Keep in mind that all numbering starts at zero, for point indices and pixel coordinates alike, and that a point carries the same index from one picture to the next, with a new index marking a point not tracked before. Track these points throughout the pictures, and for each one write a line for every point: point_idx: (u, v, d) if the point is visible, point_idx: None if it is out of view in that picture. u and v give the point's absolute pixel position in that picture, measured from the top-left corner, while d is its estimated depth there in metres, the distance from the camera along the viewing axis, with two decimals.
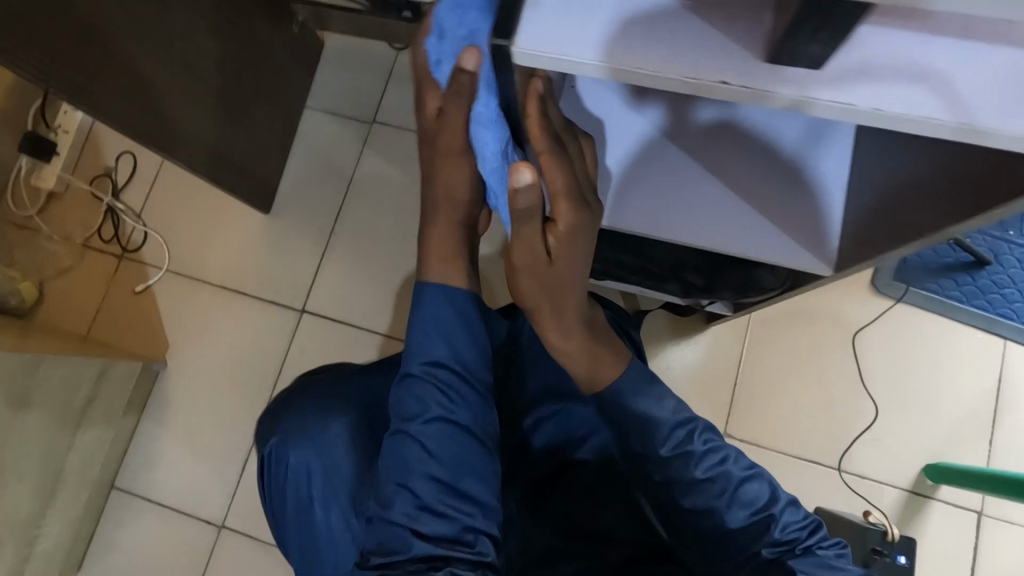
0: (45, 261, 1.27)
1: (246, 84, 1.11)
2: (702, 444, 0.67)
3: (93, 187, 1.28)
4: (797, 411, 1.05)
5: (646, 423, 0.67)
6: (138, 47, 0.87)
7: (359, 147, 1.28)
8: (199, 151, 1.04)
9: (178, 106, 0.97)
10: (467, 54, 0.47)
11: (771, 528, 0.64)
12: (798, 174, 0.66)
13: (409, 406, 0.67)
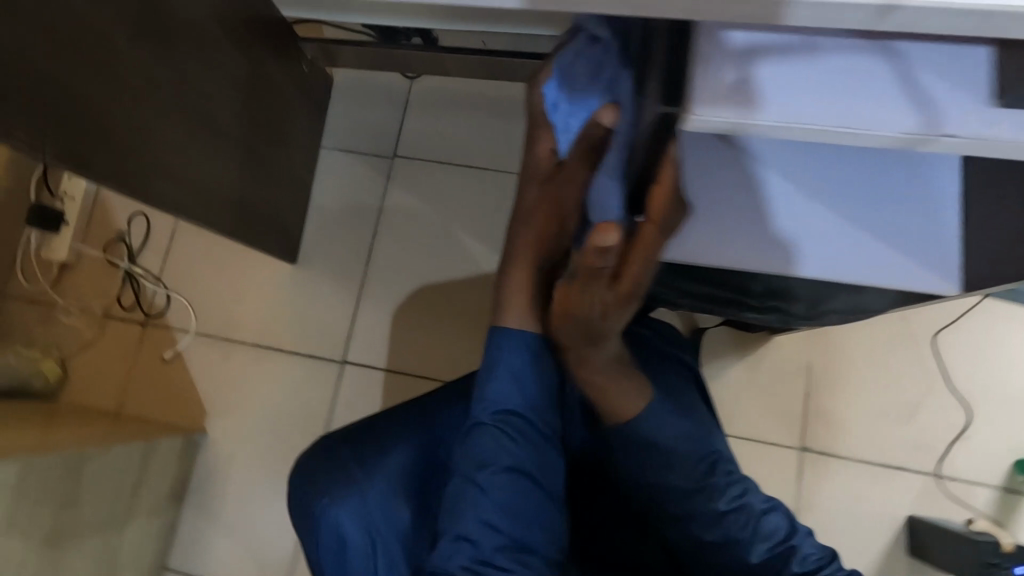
0: (65, 336, 1.21)
1: (265, 133, 1.05)
2: (723, 477, 0.66)
3: (107, 254, 1.22)
4: (879, 417, 1.01)
5: (678, 462, 0.64)
6: (151, 109, 0.80)
7: (382, 183, 1.23)
8: (221, 209, 0.98)
9: (199, 165, 0.91)
10: (607, 109, 0.53)
11: (791, 559, 0.66)
12: (912, 198, 0.59)
13: (478, 458, 0.64)
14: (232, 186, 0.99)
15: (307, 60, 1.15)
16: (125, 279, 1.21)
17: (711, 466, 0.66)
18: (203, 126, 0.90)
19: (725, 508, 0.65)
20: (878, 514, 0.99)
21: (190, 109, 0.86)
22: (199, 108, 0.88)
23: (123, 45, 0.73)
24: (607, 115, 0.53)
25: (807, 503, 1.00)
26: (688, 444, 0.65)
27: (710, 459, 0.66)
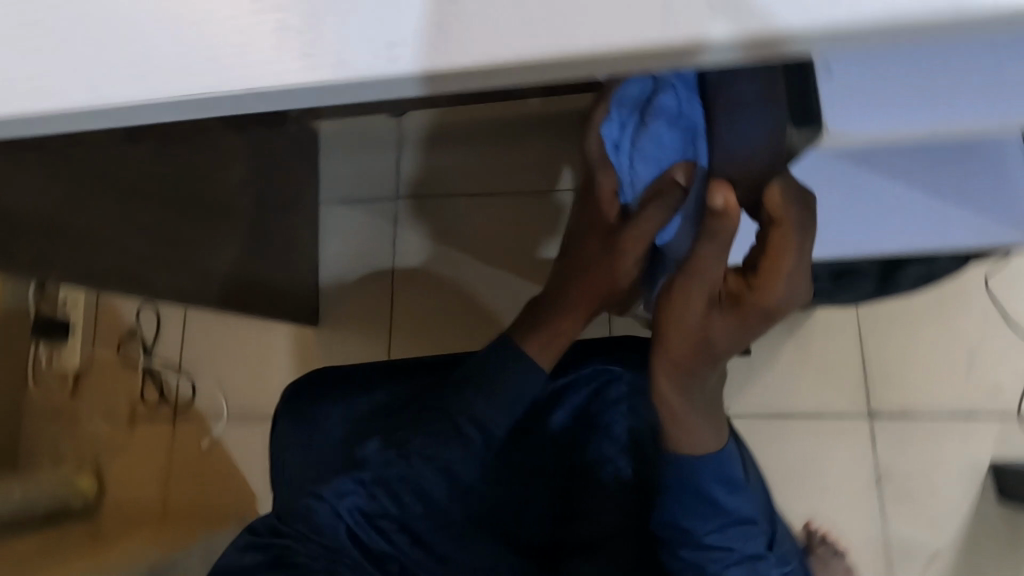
0: (94, 445, 1.16)
1: (267, 202, 1.01)
2: (742, 543, 0.58)
3: (123, 353, 1.18)
4: (947, 371, 0.98)
5: (705, 514, 0.57)
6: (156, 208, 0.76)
7: (390, 228, 1.19)
8: (235, 288, 0.94)
9: (208, 249, 0.87)
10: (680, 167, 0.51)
11: None
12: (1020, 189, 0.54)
13: (430, 455, 0.60)
14: (246, 262, 0.96)
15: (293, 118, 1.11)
16: (144, 375, 1.17)
17: (738, 526, 0.58)
18: (210, 209, 0.86)
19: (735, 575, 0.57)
20: (960, 470, 0.96)
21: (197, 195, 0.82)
22: (205, 192, 0.84)
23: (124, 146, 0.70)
24: (682, 172, 0.51)
25: (886, 470, 0.98)
26: (723, 491, 0.57)
27: (737, 518, 0.57)
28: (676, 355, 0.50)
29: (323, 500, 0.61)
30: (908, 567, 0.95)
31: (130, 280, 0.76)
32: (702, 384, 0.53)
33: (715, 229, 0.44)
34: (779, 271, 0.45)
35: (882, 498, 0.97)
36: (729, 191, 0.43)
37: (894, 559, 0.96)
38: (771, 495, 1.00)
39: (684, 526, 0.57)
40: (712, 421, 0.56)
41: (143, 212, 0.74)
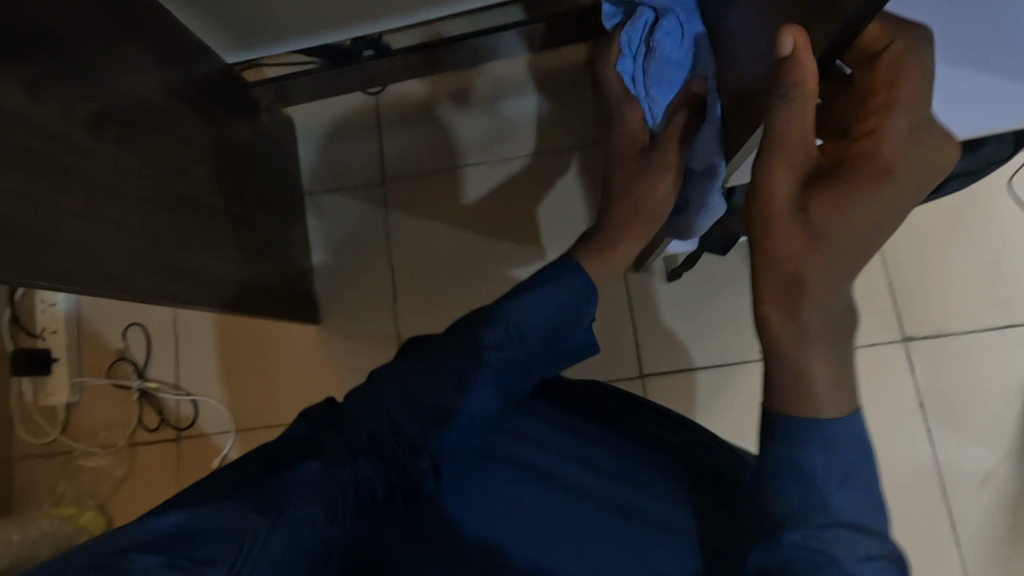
0: (95, 481, 1.09)
1: (249, 194, 0.95)
2: (851, 561, 0.42)
3: (113, 378, 1.10)
4: (970, 282, 0.97)
5: (792, 498, 0.45)
6: (133, 200, 0.70)
7: (382, 211, 1.13)
8: (235, 289, 0.88)
9: (200, 248, 0.81)
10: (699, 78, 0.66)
11: None
12: None
13: (496, 343, 0.55)
14: (239, 260, 0.89)
15: (263, 106, 1.05)
16: (139, 399, 1.09)
17: (841, 535, 0.43)
18: (193, 205, 0.80)
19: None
20: (1001, 381, 0.94)
21: (174, 189, 0.77)
22: (182, 185, 0.78)
23: (86, 136, 0.64)
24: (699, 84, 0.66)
25: (928, 392, 0.95)
26: (821, 482, 0.45)
27: (840, 523, 0.44)
28: (784, 244, 0.49)
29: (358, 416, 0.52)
30: (965, 488, 0.93)
31: (136, 288, 0.69)
32: (817, 281, 0.48)
33: (794, 72, 0.44)
34: (897, 101, 0.46)
35: (928, 421, 0.95)
36: (800, 35, 0.44)
37: (950, 481, 0.93)
38: None
39: (767, 509, 0.46)
40: (836, 345, 0.49)
41: (122, 211, 0.68)
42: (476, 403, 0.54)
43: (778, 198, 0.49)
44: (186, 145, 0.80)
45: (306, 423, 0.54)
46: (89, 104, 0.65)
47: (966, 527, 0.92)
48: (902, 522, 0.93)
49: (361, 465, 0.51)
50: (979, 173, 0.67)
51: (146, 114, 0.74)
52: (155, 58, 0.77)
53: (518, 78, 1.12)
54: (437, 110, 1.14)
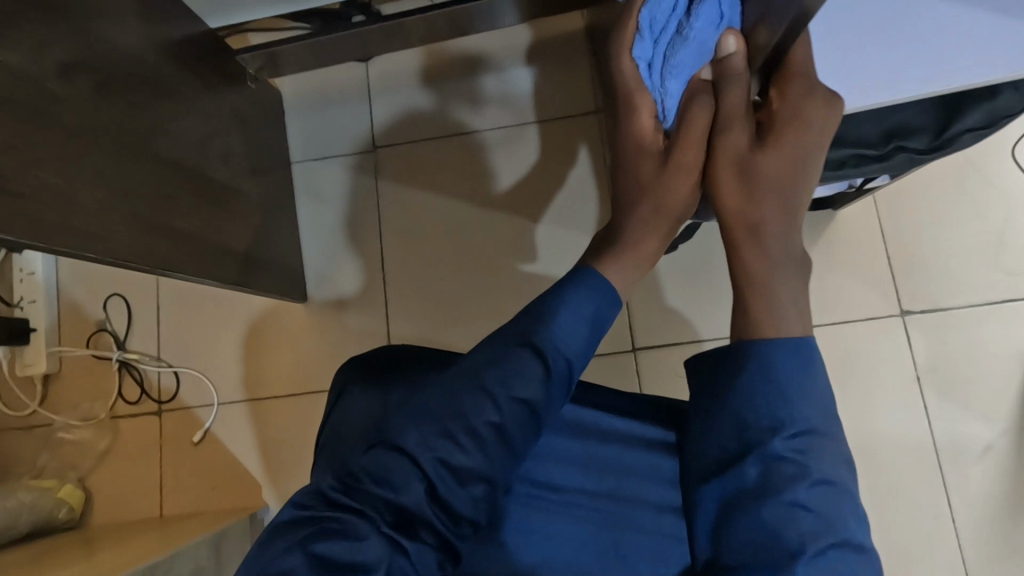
0: (75, 455, 1.06)
1: (240, 159, 0.92)
2: (821, 463, 0.52)
3: (92, 349, 1.07)
4: (970, 253, 0.95)
5: (768, 416, 0.54)
6: (122, 160, 0.66)
7: (371, 181, 1.10)
8: (223, 259, 0.82)
9: (185, 212, 0.75)
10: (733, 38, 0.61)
11: (807, 515, 0.51)
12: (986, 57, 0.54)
13: (516, 389, 0.52)
14: (225, 230, 0.83)
15: (249, 74, 1.00)
16: (120, 370, 1.07)
17: (812, 443, 0.53)
18: (178, 165, 0.75)
19: (806, 498, 0.51)
20: (1000, 354, 0.93)
21: (165, 154, 0.73)
22: (162, 144, 0.73)
23: (55, 83, 0.61)
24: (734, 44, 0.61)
25: (927, 366, 0.94)
26: (794, 401, 0.54)
27: (810, 431, 0.53)
28: (731, 200, 0.62)
29: (407, 455, 0.50)
30: (965, 462, 0.91)
31: (111, 247, 0.63)
32: (775, 228, 0.60)
33: (732, 66, 0.62)
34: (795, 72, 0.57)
35: (926, 395, 0.93)
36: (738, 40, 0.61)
37: (949, 455, 0.92)
38: None
39: (749, 428, 0.54)
40: (797, 283, 0.60)
41: (100, 162, 0.63)
42: (497, 459, 0.52)
43: (728, 159, 0.61)
44: (168, 104, 0.76)
45: (313, 508, 0.49)
46: (61, 52, 0.62)
47: (965, 501, 0.90)
48: (901, 497, 0.91)
49: (410, 550, 0.49)
50: (989, 129, 0.64)
51: (130, 71, 0.71)
52: (132, 9, 0.73)
53: (513, 49, 1.09)
54: (421, 81, 1.11)
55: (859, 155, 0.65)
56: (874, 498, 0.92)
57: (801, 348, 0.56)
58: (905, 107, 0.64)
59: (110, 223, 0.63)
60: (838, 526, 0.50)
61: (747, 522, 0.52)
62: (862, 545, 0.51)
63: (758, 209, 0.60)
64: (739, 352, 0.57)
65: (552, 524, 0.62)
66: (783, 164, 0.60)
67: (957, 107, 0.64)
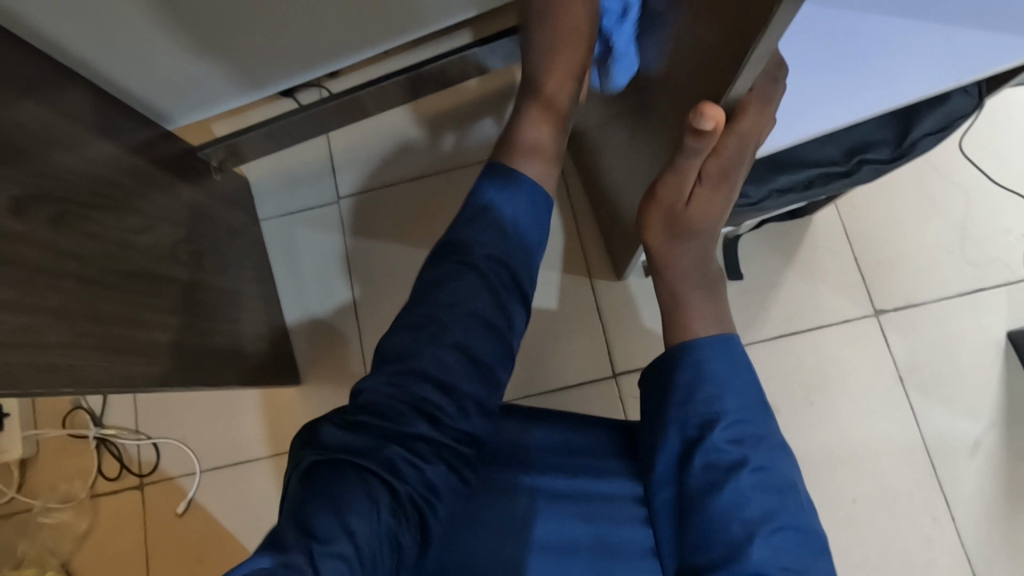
0: (57, 538, 1.03)
1: (209, 228, 0.92)
2: (756, 451, 0.56)
3: (68, 429, 1.05)
4: (935, 248, 0.96)
5: (703, 412, 0.57)
6: (80, 280, 0.64)
7: (337, 233, 1.11)
8: (207, 365, 0.82)
9: (158, 322, 0.74)
10: (709, 116, 0.46)
11: (751, 507, 0.54)
12: (915, 80, 0.51)
13: (458, 300, 0.63)
14: (205, 332, 0.83)
15: (213, 166, 0.99)
16: (98, 447, 1.04)
17: (746, 432, 0.57)
18: (146, 276, 0.74)
19: (748, 486, 0.54)
20: (977, 345, 0.93)
21: (125, 265, 0.71)
22: (125, 259, 0.71)
23: (11, 222, 0.58)
24: (705, 120, 0.46)
25: (906, 364, 0.93)
26: (725, 396, 0.58)
27: (742, 421, 0.57)
28: (657, 236, 0.63)
29: (376, 386, 0.60)
30: (957, 459, 0.90)
31: (88, 379, 0.61)
32: (692, 262, 0.63)
33: (692, 135, 0.48)
34: (733, 131, 0.50)
35: (910, 394, 0.93)
36: (718, 117, 0.46)
37: (940, 452, 0.91)
38: (796, 415, 0.94)
39: (690, 428, 0.57)
40: (714, 300, 0.64)
41: (61, 296, 0.62)
42: (465, 373, 0.61)
43: (660, 211, 0.60)
44: (128, 217, 0.74)
45: (327, 452, 0.54)
46: (17, 187, 0.60)
47: (959, 498, 0.89)
48: (897, 500, 0.90)
49: (425, 471, 0.56)
50: (948, 132, 0.59)
51: (88, 179, 0.70)
52: (86, 99, 0.73)
53: (474, 99, 1.10)
54: (385, 142, 1.12)
55: (824, 173, 0.60)
56: (871, 504, 0.90)
57: (728, 354, 0.59)
58: (860, 125, 0.60)
59: (85, 354, 0.62)
60: (781, 508, 0.54)
61: (700, 518, 0.55)
62: (804, 525, 0.54)
63: (676, 250, 0.62)
64: (671, 352, 0.61)
65: (510, 539, 0.59)
66: (711, 214, 0.59)
67: (911, 114, 0.59)
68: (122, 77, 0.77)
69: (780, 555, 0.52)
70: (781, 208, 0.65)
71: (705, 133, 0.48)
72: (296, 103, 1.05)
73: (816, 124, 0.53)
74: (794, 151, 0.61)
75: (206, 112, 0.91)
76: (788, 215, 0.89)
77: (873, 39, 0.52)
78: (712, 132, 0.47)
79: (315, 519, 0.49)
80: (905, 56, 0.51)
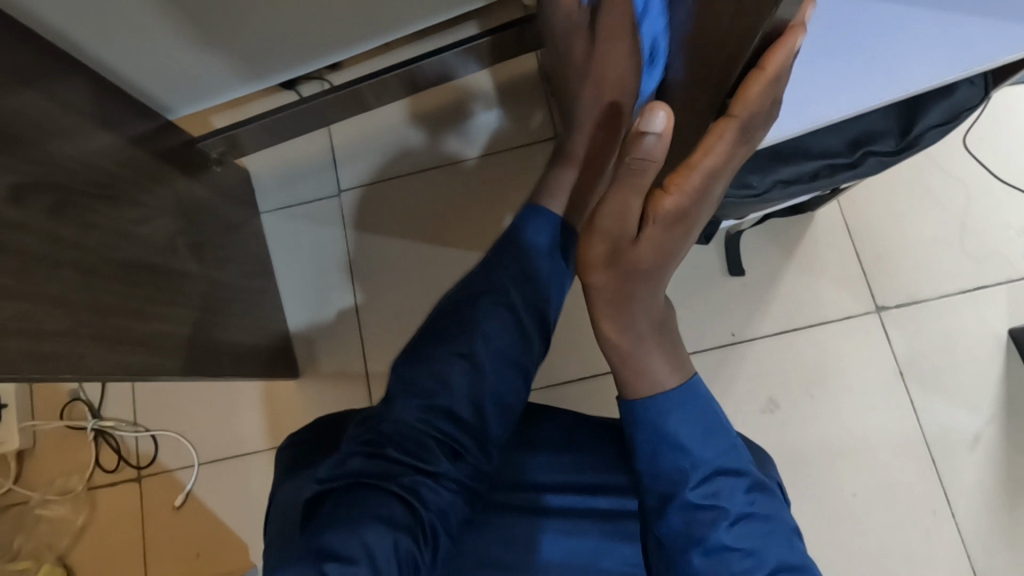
0: (55, 530, 1.02)
1: (208, 219, 0.91)
2: (733, 501, 0.55)
3: (66, 420, 1.04)
4: (937, 244, 0.96)
5: (672, 470, 0.56)
6: (78, 270, 0.64)
7: (338, 227, 1.10)
8: (206, 357, 0.81)
9: (157, 312, 0.74)
10: (656, 116, 0.41)
11: (737, 557, 0.53)
12: (918, 71, 0.51)
13: (492, 336, 0.63)
14: (203, 323, 0.82)
15: (213, 158, 0.98)
16: (95, 439, 1.04)
17: (720, 482, 0.55)
18: (145, 267, 0.74)
19: (730, 538, 0.54)
20: (978, 342, 0.93)
21: (124, 254, 0.70)
22: (124, 248, 0.71)
23: (9, 210, 0.57)
24: (654, 120, 0.41)
25: (907, 361, 0.93)
26: (693, 449, 0.56)
27: (715, 472, 0.56)
28: (603, 283, 0.55)
29: (400, 413, 0.61)
30: (957, 452, 0.90)
31: (86, 368, 0.61)
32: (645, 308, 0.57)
33: (637, 151, 0.43)
34: (693, 163, 0.43)
35: (911, 391, 0.93)
36: (664, 115, 0.41)
37: (940, 449, 0.90)
38: (797, 412, 0.93)
39: (661, 484, 0.56)
40: (669, 344, 0.59)
41: (60, 284, 0.61)
42: (492, 403, 0.62)
43: (596, 250, 0.52)
44: (126, 207, 0.74)
45: (347, 474, 0.57)
46: (15, 173, 0.59)
47: (959, 495, 0.89)
48: (898, 497, 0.90)
49: (438, 495, 0.58)
50: (954, 124, 0.59)
51: (88, 167, 0.69)
52: (85, 89, 0.73)
53: (475, 92, 1.10)
54: (386, 133, 1.11)
55: (827, 165, 0.60)
56: (872, 500, 0.90)
57: (700, 400, 0.58)
58: (864, 117, 0.60)
59: (84, 343, 0.61)
60: (767, 554, 0.53)
61: (686, 574, 0.54)
62: (795, 563, 0.54)
63: (629, 298, 0.56)
64: (630, 410, 0.58)
65: (518, 550, 0.60)
66: (658, 257, 0.51)
67: (917, 105, 0.59)
68: (121, 66, 0.77)
69: None
70: (785, 199, 0.64)
71: (649, 142, 0.42)
72: (297, 95, 1.05)
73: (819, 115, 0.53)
74: (797, 141, 0.61)
75: (207, 103, 0.91)
76: (790, 210, 0.89)
77: (879, 28, 0.52)
78: (660, 136, 0.42)
79: (335, 537, 0.52)
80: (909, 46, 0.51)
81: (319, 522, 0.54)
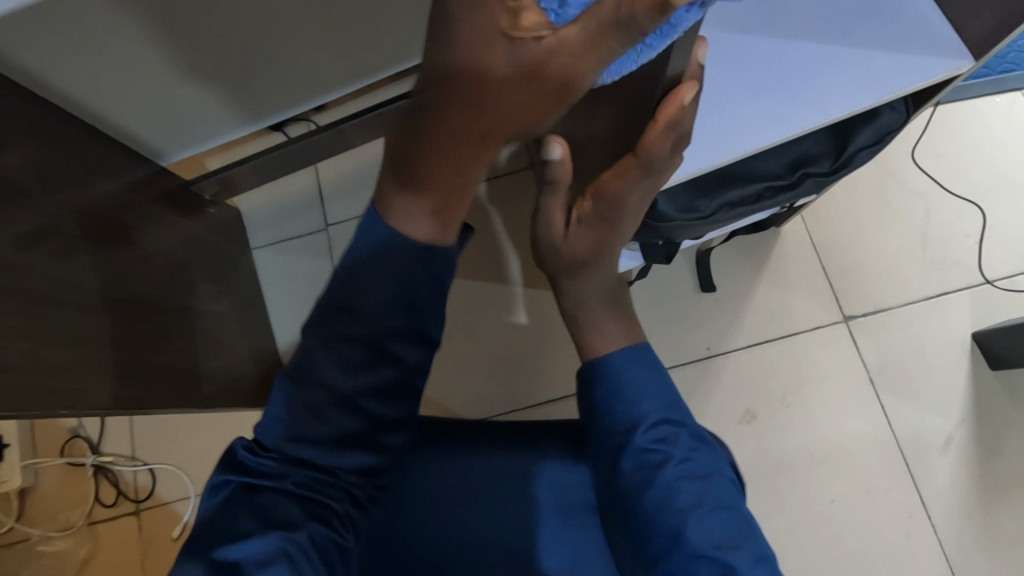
0: (56, 566, 1.05)
1: (201, 257, 0.95)
2: (679, 446, 0.58)
3: (67, 457, 1.07)
4: (898, 255, 1.00)
5: (626, 418, 0.59)
6: (81, 311, 0.68)
7: (327, 260, 1.15)
8: (203, 390, 0.85)
9: (156, 348, 0.78)
10: (556, 144, 0.53)
11: (683, 494, 0.55)
12: (838, 101, 0.55)
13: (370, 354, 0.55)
14: (200, 355, 0.86)
15: (207, 200, 1.04)
16: (95, 474, 1.07)
17: (668, 429, 0.58)
18: (143, 304, 0.78)
19: (675, 477, 0.56)
20: (943, 346, 0.96)
21: (124, 293, 0.75)
22: (123, 289, 0.75)
23: (18, 257, 0.62)
24: (556, 148, 0.53)
25: (877, 367, 0.97)
26: (643, 398, 0.59)
27: (661, 421, 0.58)
28: (553, 266, 0.64)
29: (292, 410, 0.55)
30: (931, 455, 0.93)
31: (86, 404, 0.65)
32: (594, 290, 0.64)
33: (554, 172, 0.55)
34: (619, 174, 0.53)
35: (881, 396, 0.96)
36: (563, 146, 0.53)
37: (913, 450, 0.93)
38: (772, 421, 0.96)
39: (615, 434, 0.59)
40: (625, 317, 0.64)
41: (65, 325, 0.65)
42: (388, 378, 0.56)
43: (547, 246, 0.62)
44: (125, 248, 0.78)
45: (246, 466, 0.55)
46: (22, 223, 0.64)
47: (935, 496, 0.91)
48: (873, 501, 0.92)
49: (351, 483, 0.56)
50: (882, 144, 0.64)
51: (86, 216, 0.74)
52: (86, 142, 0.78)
53: None
54: (369, 168, 1.16)
55: (768, 187, 0.65)
56: (849, 504, 0.92)
57: (645, 362, 0.61)
58: (798, 141, 0.65)
59: (82, 378, 0.65)
60: (713, 493, 0.56)
61: (639, 515, 0.56)
62: (733, 504, 0.56)
63: (580, 277, 0.63)
64: (587, 368, 0.62)
65: (474, 531, 0.62)
66: (600, 246, 0.61)
67: (848, 128, 0.64)
68: (122, 120, 0.83)
69: (713, 530, 0.54)
70: (733, 220, 0.68)
71: (560, 163, 0.54)
72: (286, 136, 1.10)
73: (756, 143, 0.56)
74: (738, 167, 0.65)
75: (198, 149, 0.95)
76: (754, 228, 0.93)
77: (799, 70, 0.57)
78: (561, 161, 0.54)
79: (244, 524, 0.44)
80: (828, 79, 0.56)
81: (225, 517, 0.52)
